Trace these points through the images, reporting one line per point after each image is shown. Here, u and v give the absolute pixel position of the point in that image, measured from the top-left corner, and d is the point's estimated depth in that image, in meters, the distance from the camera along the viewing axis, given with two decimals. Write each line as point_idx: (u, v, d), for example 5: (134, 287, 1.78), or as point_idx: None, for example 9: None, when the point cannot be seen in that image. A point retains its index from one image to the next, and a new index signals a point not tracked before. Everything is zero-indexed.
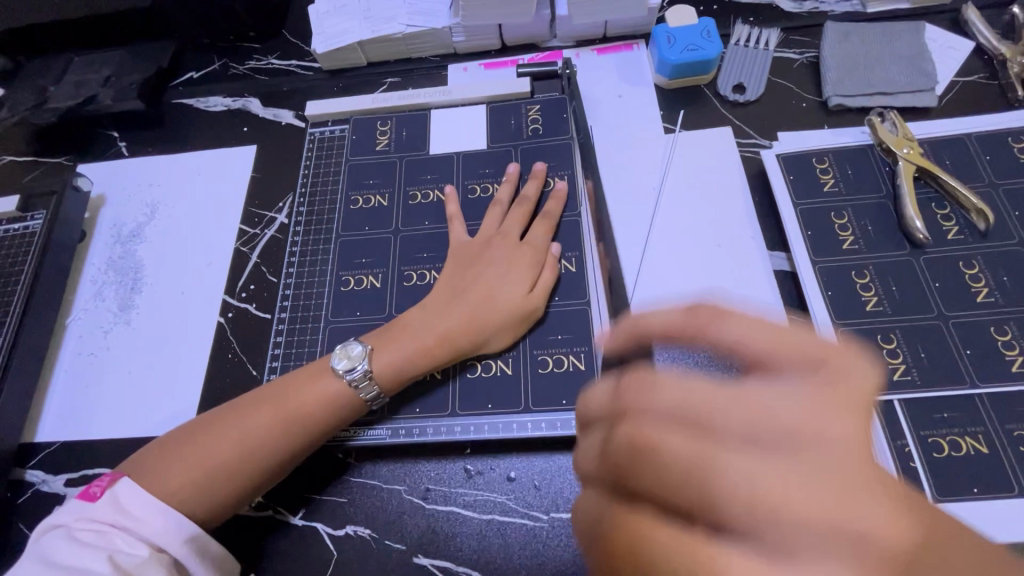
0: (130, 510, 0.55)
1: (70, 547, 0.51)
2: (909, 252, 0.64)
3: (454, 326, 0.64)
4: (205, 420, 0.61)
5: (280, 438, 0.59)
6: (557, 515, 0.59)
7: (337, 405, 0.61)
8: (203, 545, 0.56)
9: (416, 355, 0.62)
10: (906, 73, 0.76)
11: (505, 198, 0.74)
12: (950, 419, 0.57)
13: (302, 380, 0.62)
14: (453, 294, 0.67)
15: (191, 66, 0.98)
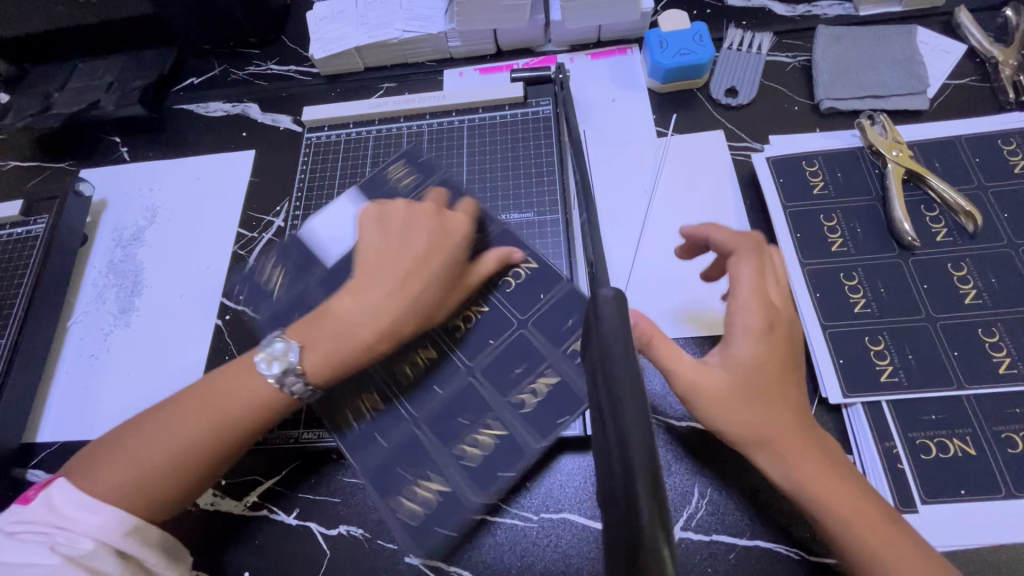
0: (61, 506, 0.50)
1: (4, 548, 0.47)
2: (898, 254, 0.65)
3: (391, 312, 0.59)
4: (138, 420, 0.55)
5: (212, 437, 0.54)
6: (547, 516, 0.60)
7: (273, 399, 0.56)
8: (145, 535, 0.51)
9: (363, 338, 0.57)
10: (897, 76, 0.77)
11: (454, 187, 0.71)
12: (938, 420, 0.57)
13: (240, 366, 0.58)
14: (383, 274, 0.60)
15: (192, 72, 0.99)
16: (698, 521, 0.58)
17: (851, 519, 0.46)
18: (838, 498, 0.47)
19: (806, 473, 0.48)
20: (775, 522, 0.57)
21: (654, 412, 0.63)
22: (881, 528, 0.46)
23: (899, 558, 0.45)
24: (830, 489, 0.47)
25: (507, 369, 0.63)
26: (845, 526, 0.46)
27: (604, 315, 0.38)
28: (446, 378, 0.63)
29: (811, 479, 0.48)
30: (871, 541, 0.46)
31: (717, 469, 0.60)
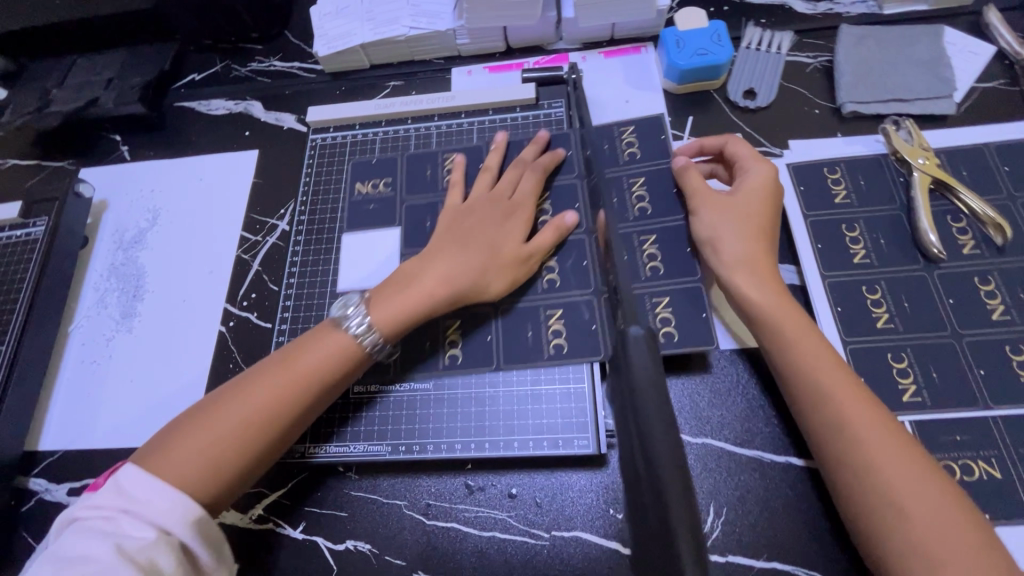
0: (130, 492, 0.52)
1: (78, 537, 0.49)
2: (923, 267, 0.62)
3: (452, 275, 0.63)
4: (207, 402, 0.58)
5: (285, 405, 0.57)
6: (558, 534, 0.58)
7: (337, 368, 0.60)
8: (206, 526, 0.53)
9: (418, 306, 0.62)
10: (923, 78, 0.74)
11: (495, 165, 0.74)
12: (962, 442, 0.55)
13: (299, 347, 0.61)
14: (449, 248, 0.65)
15: (193, 68, 0.97)
16: (714, 541, 0.57)
17: (862, 429, 0.50)
18: (848, 400, 0.52)
19: (757, 297, 0.58)
20: (793, 543, 0.56)
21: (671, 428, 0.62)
22: (901, 453, 0.49)
23: (909, 479, 0.48)
24: (840, 389, 0.53)
25: (526, 361, 0.64)
26: (856, 434, 0.50)
27: (632, 359, 0.37)
28: (461, 382, 0.65)
29: (778, 316, 0.57)
30: (874, 446, 0.50)
31: (733, 488, 0.58)
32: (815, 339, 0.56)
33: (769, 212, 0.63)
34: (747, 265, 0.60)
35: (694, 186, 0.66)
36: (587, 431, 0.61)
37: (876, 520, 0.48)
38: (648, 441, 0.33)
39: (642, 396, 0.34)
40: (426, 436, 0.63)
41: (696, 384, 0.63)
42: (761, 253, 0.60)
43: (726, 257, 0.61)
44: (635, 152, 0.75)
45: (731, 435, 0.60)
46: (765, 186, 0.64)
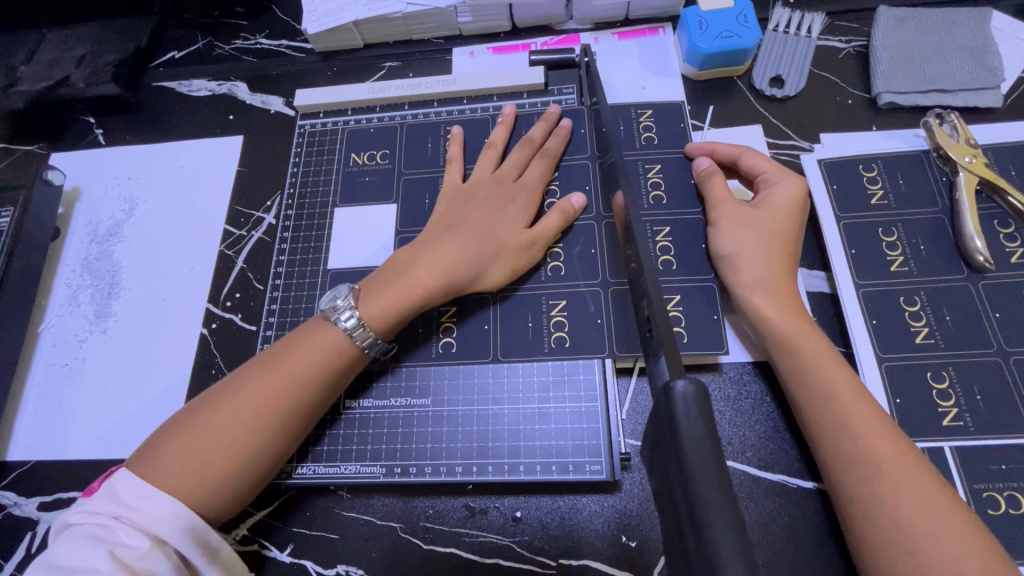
0: (122, 496, 0.48)
1: (69, 546, 0.45)
2: (967, 277, 0.57)
3: (448, 261, 0.59)
4: (199, 403, 0.53)
5: (290, 402, 0.53)
6: (566, 562, 0.54)
7: (343, 358, 0.55)
8: (205, 536, 0.49)
9: (413, 298, 0.57)
10: (967, 67, 0.68)
11: (500, 142, 0.69)
12: (1009, 471, 0.51)
13: (296, 343, 0.55)
14: (448, 230, 0.61)
15: (173, 44, 0.89)
16: None
17: (881, 461, 0.46)
18: (869, 431, 0.47)
19: (775, 312, 0.54)
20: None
21: None
22: (924, 494, 0.44)
23: (930, 519, 0.43)
24: (860, 419, 0.48)
25: (529, 354, 0.60)
26: (872, 470, 0.46)
27: (677, 412, 0.33)
28: (462, 398, 0.60)
29: (802, 341, 0.52)
30: (892, 481, 0.45)
31: (760, 515, 0.53)
32: (835, 368, 0.51)
33: (793, 229, 0.58)
34: (767, 283, 0.55)
35: (718, 195, 0.61)
36: (600, 453, 0.56)
37: (893, 562, 0.43)
38: (701, 516, 0.30)
39: (696, 465, 0.31)
40: (424, 457, 0.58)
41: (716, 401, 0.58)
42: (777, 269, 0.56)
43: (746, 275, 0.56)
44: (650, 143, 0.68)
45: (755, 457, 0.55)
46: (787, 199, 0.58)
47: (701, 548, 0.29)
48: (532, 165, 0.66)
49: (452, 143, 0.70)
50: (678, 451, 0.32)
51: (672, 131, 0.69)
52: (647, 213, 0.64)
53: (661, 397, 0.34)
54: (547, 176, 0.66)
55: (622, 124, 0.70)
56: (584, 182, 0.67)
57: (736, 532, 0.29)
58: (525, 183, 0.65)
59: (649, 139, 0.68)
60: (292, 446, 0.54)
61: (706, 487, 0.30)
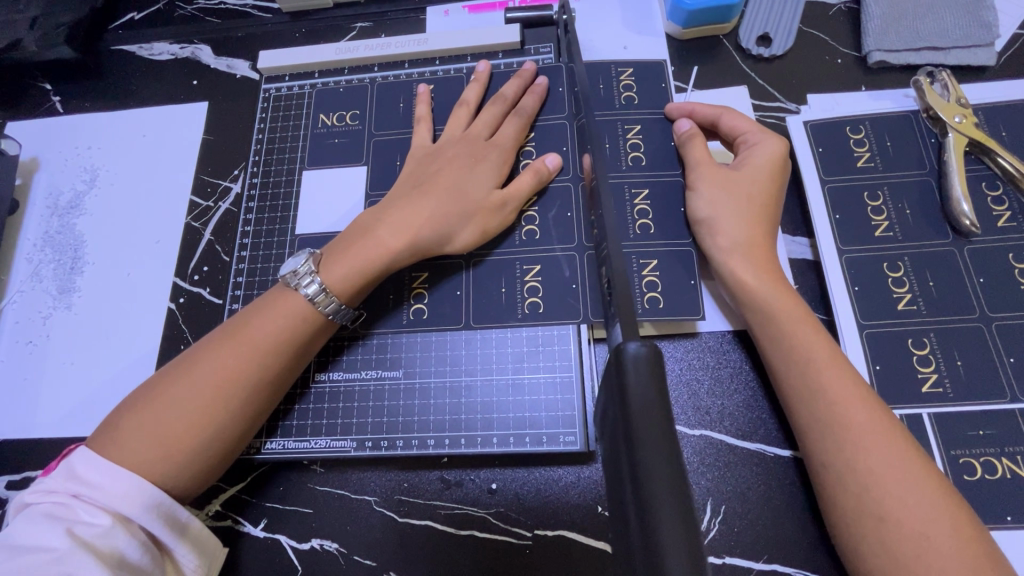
0: (81, 474, 0.46)
1: (27, 525, 0.44)
2: (952, 241, 0.56)
3: (415, 221, 0.56)
4: (160, 377, 0.51)
5: (253, 372, 0.51)
6: (542, 533, 0.53)
7: (309, 325, 0.54)
8: (172, 511, 0.48)
9: (377, 258, 0.55)
10: (962, 23, 0.65)
11: (473, 99, 0.66)
12: (986, 437, 0.50)
13: (259, 312, 0.53)
14: (414, 189, 0.58)
15: (131, 5, 0.85)
16: (711, 542, 0.51)
17: (851, 424, 0.45)
18: (839, 394, 0.46)
19: (754, 277, 0.52)
20: (801, 545, 0.50)
21: None
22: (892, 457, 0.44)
23: (899, 485, 0.43)
24: (830, 382, 0.47)
25: (503, 321, 0.59)
26: (840, 434, 0.45)
27: (628, 377, 0.32)
28: (434, 371, 0.58)
29: (780, 307, 0.51)
30: (863, 446, 0.44)
31: (736, 485, 0.53)
32: (811, 332, 0.50)
33: (773, 190, 0.56)
34: (745, 247, 0.53)
35: (699, 155, 0.58)
36: (575, 424, 0.55)
37: (863, 526, 0.43)
38: (644, 481, 0.29)
39: (643, 433, 0.30)
40: (396, 430, 0.57)
41: (694, 369, 0.57)
42: (756, 231, 0.54)
43: (724, 239, 0.54)
44: (631, 102, 0.65)
45: (733, 427, 0.55)
46: (767, 159, 0.56)
47: (641, 516, 0.28)
48: (506, 124, 0.63)
49: (422, 102, 0.67)
50: (625, 415, 0.31)
51: (654, 92, 0.66)
52: (623, 175, 0.62)
53: (613, 360, 0.33)
54: (521, 135, 0.63)
55: (600, 83, 0.67)
56: (561, 146, 0.64)
57: (680, 502, 0.28)
58: (498, 141, 0.62)
59: (628, 99, 0.66)
60: (260, 418, 0.53)
61: (653, 457, 0.29)
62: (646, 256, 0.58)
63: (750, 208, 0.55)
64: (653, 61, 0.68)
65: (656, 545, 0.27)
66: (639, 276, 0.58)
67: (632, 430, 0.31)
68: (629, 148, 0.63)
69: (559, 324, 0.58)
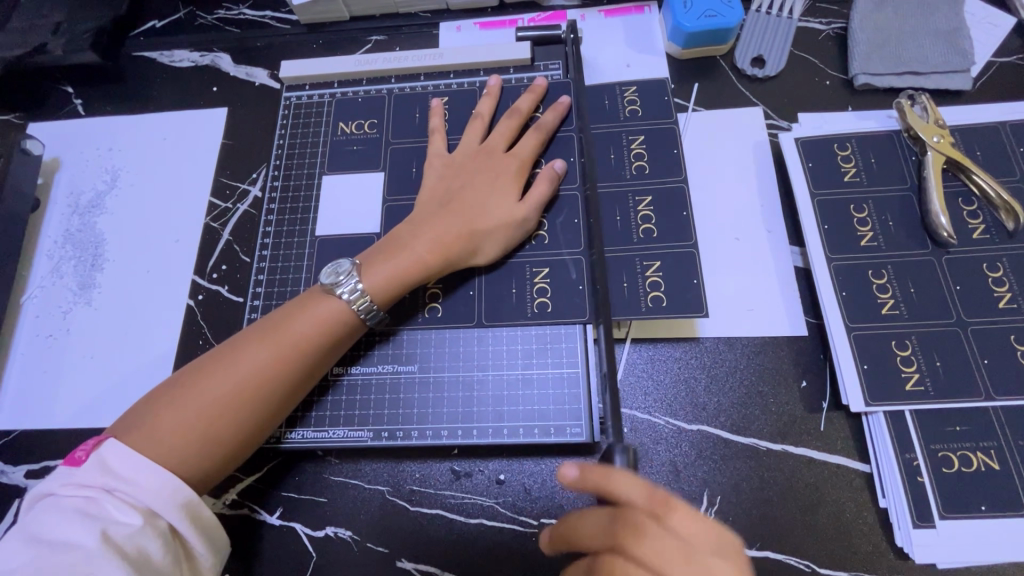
0: (114, 469, 0.48)
1: (57, 520, 0.45)
2: (931, 252, 0.60)
3: (445, 236, 0.60)
4: (196, 366, 0.54)
5: (285, 367, 0.54)
6: (547, 522, 0.56)
7: (341, 326, 0.56)
8: (196, 510, 0.49)
9: (409, 267, 0.58)
10: (941, 50, 0.70)
11: (487, 112, 0.69)
12: (962, 432, 0.54)
13: (295, 311, 0.56)
14: (440, 207, 0.62)
15: (154, 13, 0.88)
16: None
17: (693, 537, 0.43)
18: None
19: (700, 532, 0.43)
20: (789, 533, 0.54)
21: (666, 414, 0.59)
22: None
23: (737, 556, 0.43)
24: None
25: (513, 319, 0.62)
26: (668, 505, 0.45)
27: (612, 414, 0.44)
28: (447, 366, 0.61)
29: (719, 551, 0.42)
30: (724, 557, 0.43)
31: (730, 477, 0.56)
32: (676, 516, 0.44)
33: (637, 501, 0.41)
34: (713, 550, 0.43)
35: None
36: (581, 418, 0.58)
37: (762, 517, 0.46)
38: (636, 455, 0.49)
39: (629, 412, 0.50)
40: (410, 422, 0.60)
41: (692, 368, 0.60)
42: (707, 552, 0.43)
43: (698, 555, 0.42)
44: (635, 115, 0.69)
45: (728, 422, 0.58)
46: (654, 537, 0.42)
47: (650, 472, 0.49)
48: (525, 138, 0.67)
49: (435, 114, 0.71)
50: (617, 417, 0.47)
51: (657, 105, 0.69)
52: (627, 182, 0.66)
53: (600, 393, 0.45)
54: (538, 148, 0.66)
55: (605, 100, 0.71)
56: (569, 156, 0.68)
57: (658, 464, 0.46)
58: (515, 154, 0.65)
59: (632, 112, 0.69)
60: (281, 415, 0.55)
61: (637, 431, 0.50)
62: (649, 258, 0.62)
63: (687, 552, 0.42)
64: (655, 79, 0.71)
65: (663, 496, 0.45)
66: (642, 277, 0.61)
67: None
68: (633, 157, 0.67)
69: (567, 324, 0.61)
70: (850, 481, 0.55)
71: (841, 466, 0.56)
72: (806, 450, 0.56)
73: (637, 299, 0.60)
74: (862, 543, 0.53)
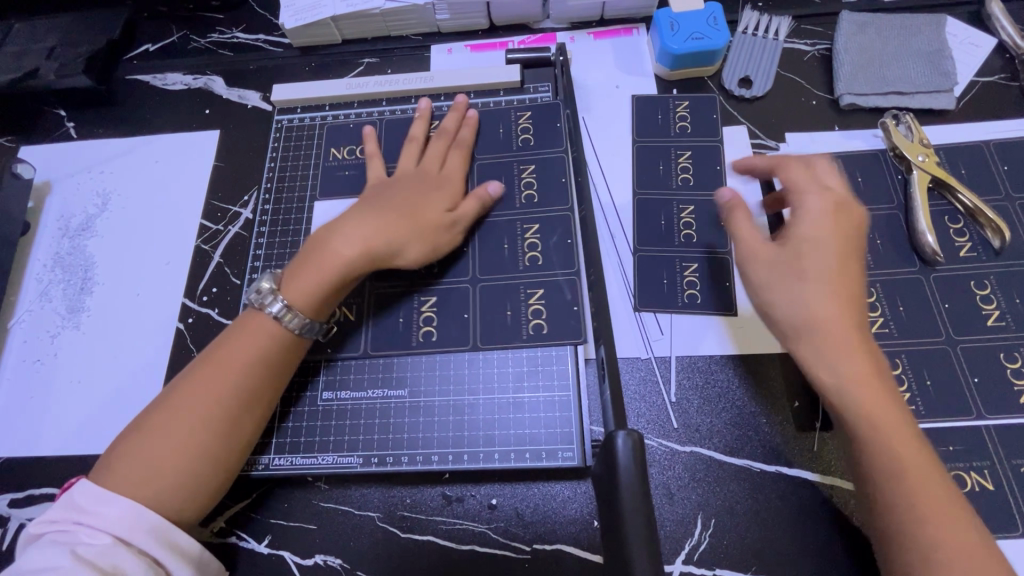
0: (83, 504, 0.47)
1: (31, 551, 0.45)
2: (919, 270, 0.61)
3: (373, 243, 0.58)
4: (144, 416, 0.52)
5: (232, 396, 0.52)
6: (540, 548, 0.55)
7: (280, 343, 0.55)
8: (171, 537, 0.48)
9: (335, 274, 0.56)
10: (923, 71, 0.71)
11: (445, 131, 0.69)
12: (956, 452, 0.54)
13: (232, 337, 0.55)
14: (368, 204, 0.61)
15: (146, 36, 0.88)
16: (701, 554, 0.54)
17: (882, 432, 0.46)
18: (892, 450, 0.45)
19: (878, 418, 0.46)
20: (783, 558, 0.53)
21: (658, 436, 0.58)
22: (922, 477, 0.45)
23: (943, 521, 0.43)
24: (881, 421, 0.46)
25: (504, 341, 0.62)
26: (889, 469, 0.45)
27: (618, 461, 0.37)
28: (438, 389, 0.61)
29: (824, 308, 0.49)
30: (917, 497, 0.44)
31: (722, 499, 0.56)
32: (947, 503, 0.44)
33: (837, 256, 0.51)
34: (829, 314, 0.49)
35: None
36: (572, 440, 0.58)
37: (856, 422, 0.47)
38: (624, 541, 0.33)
39: (629, 504, 0.35)
40: (401, 447, 0.59)
41: (685, 389, 0.60)
42: (833, 295, 0.49)
43: (783, 319, 0.51)
44: (684, 131, 0.71)
45: (721, 443, 0.57)
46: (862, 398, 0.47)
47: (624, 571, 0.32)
48: (452, 155, 0.68)
49: (419, 120, 0.71)
50: (615, 488, 0.36)
51: (704, 121, 0.71)
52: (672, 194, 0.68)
53: (606, 446, 0.38)
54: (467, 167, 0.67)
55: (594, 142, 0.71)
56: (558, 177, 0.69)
57: (645, 512, 0.34)
58: (449, 172, 0.66)
59: (681, 129, 0.71)
60: (245, 440, 0.53)
61: (636, 540, 0.33)
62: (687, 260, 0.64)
63: (870, 417, 0.46)
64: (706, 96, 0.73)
65: (626, 549, 0.33)
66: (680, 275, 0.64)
67: (616, 476, 0.36)
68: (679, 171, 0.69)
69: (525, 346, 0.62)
70: (844, 503, 0.54)
71: (836, 488, 0.55)
72: (801, 471, 0.56)
73: (625, 337, 0.62)
74: (858, 567, 0.52)
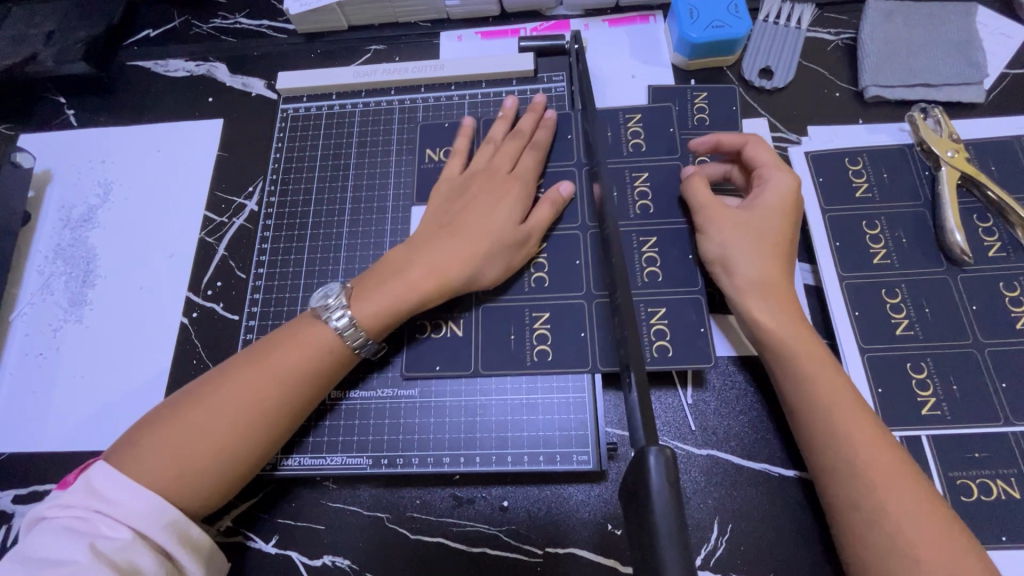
0: (101, 490, 0.46)
1: (46, 539, 0.43)
2: (946, 271, 0.59)
3: (444, 263, 0.57)
4: (176, 401, 0.51)
5: (271, 401, 0.51)
6: (552, 551, 0.54)
7: (332, 358, 0.54)
8: (185, 530, 0.47)
9: (407, 294, 0.56)
10: (952, 63, 0.68)
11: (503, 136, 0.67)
12: (982, 459, 0.52)
13: (282, 342, 0.54)
14: (443, 229, 0.59)
15: (146, 21, 0.86)
16: (718, 560, 0.53)
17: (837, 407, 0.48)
18: (845, 421, 0.47)
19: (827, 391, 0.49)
20: (802, 564, 0.52)
21: (673, 439, 0.57)
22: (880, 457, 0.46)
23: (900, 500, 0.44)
24: (830, 398, 0.48)
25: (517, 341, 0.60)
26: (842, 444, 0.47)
27: (650, 478, 0.35)
28: (449, 390, 0.60)
29: (768, 278, 0.53)
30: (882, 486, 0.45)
31: (739, 503, 0.54)
32: (911, 488, 0.44)
33: (788, 228, 0.56)
34: (766, 283, 0.53)
35: None
36: (587, 442, 0.57)
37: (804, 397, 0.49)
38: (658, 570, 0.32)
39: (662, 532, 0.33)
40: (411, 449, 0.58)
41: (702, 391, 0.58)
42: (778, 270, 0.53)
43: (737, 277, 0.54)
44: (702, 124, 0.68)
45: (739, 446, 0.56)
46: (814, 369, 0.50)
47: None
48: (524, 156, 0.65)
49: (461, 135, 0.68)
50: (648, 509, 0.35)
51: (724, 116, 0.68)
52: None
53: (636, 461, 0.36)
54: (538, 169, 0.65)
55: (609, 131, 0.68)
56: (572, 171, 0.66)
57: (680, 535, 0.33)
58: (519, 173, 0.63)
59: (700, 121, 0.68)
60: (269, 449, 0.52)
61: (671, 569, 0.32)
62: None
63: (821, 391, 0.49)
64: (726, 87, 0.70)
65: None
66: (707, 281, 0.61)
67: (647, 498, 0.35)
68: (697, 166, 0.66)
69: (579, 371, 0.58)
70: None
71: None
72: None
73: None
74: None
